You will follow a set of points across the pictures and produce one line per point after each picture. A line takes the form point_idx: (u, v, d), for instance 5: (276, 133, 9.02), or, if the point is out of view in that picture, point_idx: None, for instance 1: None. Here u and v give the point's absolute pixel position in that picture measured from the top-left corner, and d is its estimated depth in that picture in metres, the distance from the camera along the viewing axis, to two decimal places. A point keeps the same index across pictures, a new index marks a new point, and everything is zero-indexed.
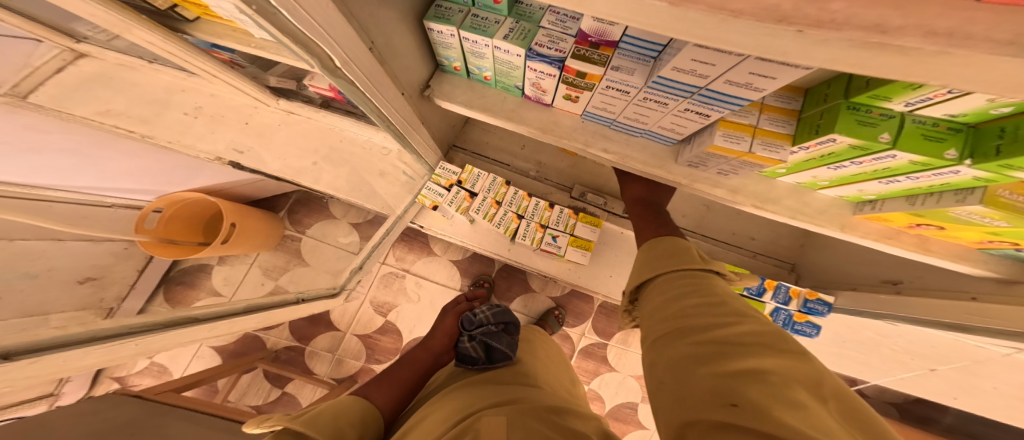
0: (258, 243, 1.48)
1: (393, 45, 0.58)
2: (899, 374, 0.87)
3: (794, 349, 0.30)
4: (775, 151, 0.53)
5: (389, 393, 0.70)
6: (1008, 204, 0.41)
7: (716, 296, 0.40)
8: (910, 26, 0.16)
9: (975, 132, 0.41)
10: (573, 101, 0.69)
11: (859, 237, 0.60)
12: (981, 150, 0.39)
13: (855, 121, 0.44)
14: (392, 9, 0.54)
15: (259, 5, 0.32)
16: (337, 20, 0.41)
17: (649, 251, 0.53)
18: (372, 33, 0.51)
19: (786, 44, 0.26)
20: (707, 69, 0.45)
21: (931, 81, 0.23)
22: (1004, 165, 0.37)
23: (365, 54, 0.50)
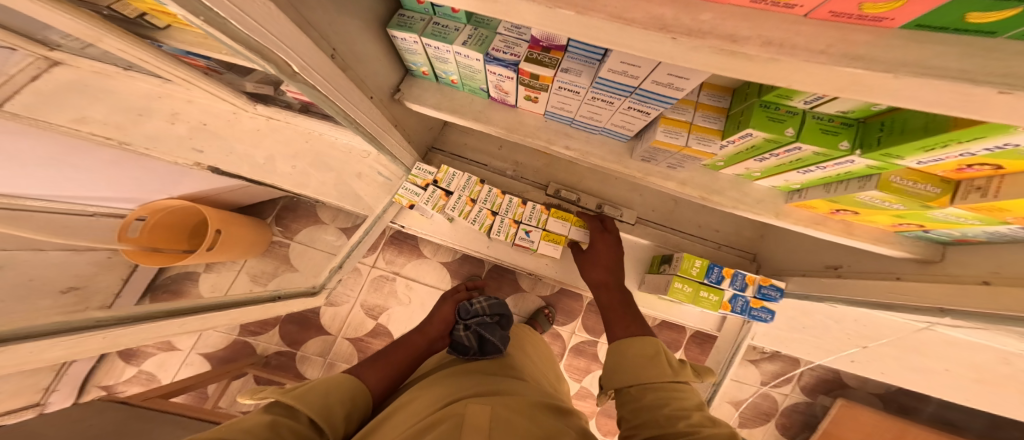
0: (245, 249, 1.50)
1: (357, 51, 0.62)
2: (840, 352, 0.95)
3: None
4: (708, 145, 0.58)
5: (382, 373, 0.70)
6: (899, 188, 0.47)
7: (684, 407, 0.43)
8: (756, 35, 0.28)
9: (864, 126, 0.47)
10: (533, 101, 0.73)
11: (791, 223, 0.66)
12: (868, 141, 0.45)
13: (766, 117, 0.49)
14: (352, 18, 0.58)
15: (207, 16, 0.34)
16: (290, 29, 0.44)
17: (622, 357, 0.56)
18: (332, 41, 0.55)
19: (669, 48, 0.33)
20: (637, 70, 0.50)
21: (777, 68, 0.29)
22: (884, 153, 0.43)
23: (324, 60, 0.53)
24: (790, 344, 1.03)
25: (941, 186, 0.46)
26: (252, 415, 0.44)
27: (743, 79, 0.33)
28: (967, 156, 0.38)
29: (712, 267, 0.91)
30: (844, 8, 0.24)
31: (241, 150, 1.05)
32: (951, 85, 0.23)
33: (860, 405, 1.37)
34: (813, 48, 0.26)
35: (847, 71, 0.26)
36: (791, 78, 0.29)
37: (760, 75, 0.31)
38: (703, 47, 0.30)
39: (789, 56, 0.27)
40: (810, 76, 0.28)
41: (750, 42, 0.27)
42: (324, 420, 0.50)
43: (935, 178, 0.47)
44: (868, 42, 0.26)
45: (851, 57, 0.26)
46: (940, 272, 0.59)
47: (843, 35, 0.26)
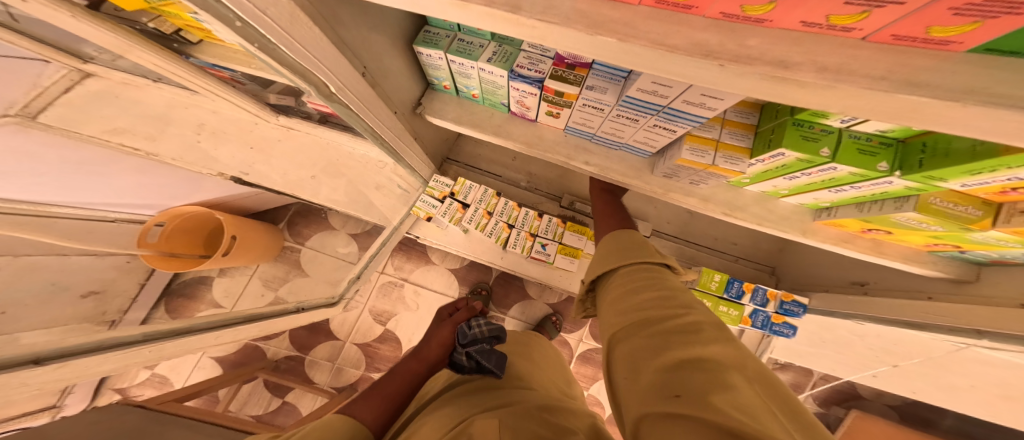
0: (258, 255, 1.52)
1: (384, 67, 0.62)
2: (873, 371, 0.93)
3: (725, 335, 0.38)
4: (735, 163, 0.57)
5: (378, 407, 0.63)
6: (939, 210, 0.47)
7: (667, 290, 0.48)
8: (809, 63, 0.28)
9: (904, 146, 0.47)
10: (555, 116, 0.73)
11: (819, 241, 0.65)
12: (908, 163, 0.44)
13: (799, 136, 0.49)
14: (382, 35, 0.58)
15: (261, 43, 0.37)
16: (332, 51, 0.45)
17: (611, 244, 0.63)
18: (366, 60, 0.56)
19: (713, 75, 0.33)
20: (668, 90, 0.50)
21: (826, 96, 0.29)
22: (926, 176, 0.43)
23: (357, 78, 0.54)
24: (809, 359, 1.01)
25: (983, 209, 0.46)
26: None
27: (789, 103, 0.33)
28: (1013, 181, 0.38)
29: (732, 281, 0.90)
30: (908, 31, 0.25)
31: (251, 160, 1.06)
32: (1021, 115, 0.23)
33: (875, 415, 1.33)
34: (872, 74, 0.27)
35: (907, 99, 0.26)
36: (842, 103, 0.30)
37: (810, 102, 0.31)
38: (749, 73, 0.31)
39: (846, 83, 0.27)
40: (865, 103, 0.28)
41: (804, 69, 0.28)
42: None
43: (977, 199, 0.46)
44: (927, 66, 0.26)
45: (912, 84, 0.26)
46: (973, 294, 0.58)
47: (902, 61, 0.27)
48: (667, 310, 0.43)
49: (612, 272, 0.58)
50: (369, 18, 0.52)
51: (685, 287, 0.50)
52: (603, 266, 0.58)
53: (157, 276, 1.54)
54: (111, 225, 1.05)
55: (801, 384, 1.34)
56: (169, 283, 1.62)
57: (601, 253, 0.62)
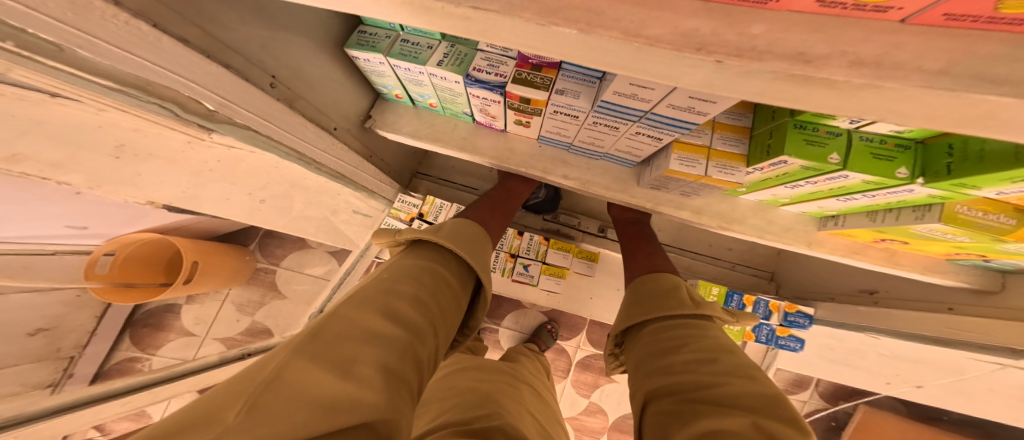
0: (229, 276, 1.34)
1: (308, 74, 0.52)
2: (900, 388, 0.84)
3: (783, 415, 0.30)
4: (730, 173, 0.50)
5: (501, 225, 0.69)
6: (967, 221, 0.40)
7: (709, 349, 0.40)
8: (836, 56, 0.20)
9: (924, 149, 0.40)
10: (525, 126, 0.65)
11: (826, 253, 0.58)
12: (932, 168, 0.37)
13: (803, 140, 0.42)
14: (297, 34, 0.47)
15: (34, 44, 0.22)
16: (196, 60, 0.33)
17: (638, 295, 0.57)
18: (271, 66, 0.45)
19: (707, 76, 0.25)
20: (649, 93, 0.42)
21: (855, 99, 0.21)
22: (956, 183, 0.35)
23: (253, 90, 0.41)
24: (817, 369, 0.95)
25: (1017, 217, 0.39)
26: (258, 380, 0.24)
27: (802, 110, 0.25)
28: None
29: (731, 294, 0.83)
30: (968, 9, 0.16)
31: (199, 187, 0.68)
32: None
33: (888, 407, 1.21)
34: (927, 66, 0.19)
35: (980, 101, 0.18)
36: (880, 107, 0.22)
37: (833, 106, 0.23)
38: (753, 72, 0.23)
39: (894, 80, 0.19)
40: (914, 107, 0.20)
41: (832, 62, 0.20)
42: (418, 369, 0.33)
43: (1006, 205, 0.40)
44: (1010, 55, 0.18)
45: (987, 78, 0.17)
46: (998, 305, 0.53)
47: (965, 46, 0.19)
48: (702, 376, 0.36)
49: (642, 327, 0.51)
50: (269, 16, 0.42)
51: (732, 343, 0.42)
52: (631, 318, 0.52)
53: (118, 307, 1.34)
54: (50, 258, 0.90)
55: (806, 380, 1.25)
56: (132, 314, 1.43)
57: (630, 303, 0.56)
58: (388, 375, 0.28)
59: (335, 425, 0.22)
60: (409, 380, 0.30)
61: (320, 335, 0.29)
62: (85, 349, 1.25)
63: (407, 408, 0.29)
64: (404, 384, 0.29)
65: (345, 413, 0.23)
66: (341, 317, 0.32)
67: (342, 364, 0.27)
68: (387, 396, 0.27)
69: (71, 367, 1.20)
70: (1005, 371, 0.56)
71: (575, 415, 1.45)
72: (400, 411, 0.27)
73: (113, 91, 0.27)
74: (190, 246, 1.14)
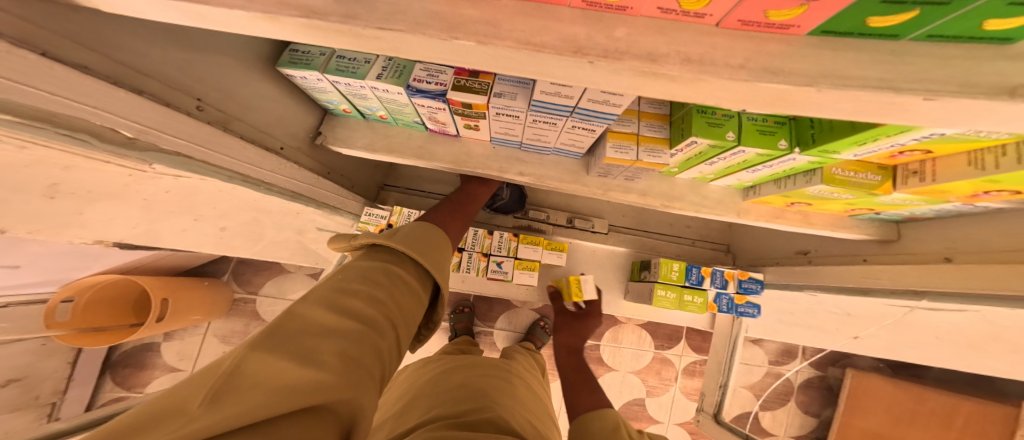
0: (205, 311, 1.31)
1: (242, 96, 0.52)
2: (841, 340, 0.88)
3: None
4: (658, 156, 0.56)
5: (463, 227, 0.71)
6: (843, 180, 0.49)
7: None
8: (673, 55, 0.25)
9: (795, 123, 0.50)
10: (474, 129, 0.68)
11: (753, 220, 0.66)
12: (803, 138, 0.48)
13: (706, 123, 0.51)
14: (227, 56, 0.47)
15: None
16: (103, 89, 0.31)
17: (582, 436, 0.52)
18: (195, 89, 0.43)
19: (591, 75, 0.29)
20: (569, 90, 0.48)
21: (700, 86, 0.26)
22: (822, 150, 0.46)
23: (177, 116, 0.39)
24: (775, 331, 1.02)
25: (880, 174, 0.49)
26: (214, 374, 0.25)
27: (672, 98, 0.30)
28: (898, 145, 0.42)
29: (691, 268, 0.88)
30: (752, 16, 0.23)
31: (157, 218, 0.67)
32: (873, 96, 0.24)
33: (869, 368, 1.28)
34: (732, 63, 0.25)
35: (770, 87, 0.25)
36: (716, 95, 0.27)
37: (689, 95, 0.29)
38: (621, 70, 0.27)
39: (710, 74, 0.24)
40: (736, 93, 0.26)
41: (670, 60, 0.25)
42: (379, 358, 0.35)
43: (873, 165, 0.50)
44: (782, 52, 0.25)
45: (771, 71, 0.24)
46: (900, 251, 0.60)
47: (758, 47, 0.25)
48: None
49: None
50: (188, 41, 0.40)
51: None
52: None
53: (90, 351, 1.28)
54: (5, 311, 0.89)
55: (793, 351, 1.37)
56: (109, 355, 1.36)
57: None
58: (347, 361, 0.31)
59: (298, 404, 0.25)
60: (369, 365, 0.33)
61: (275, 332, 0.30)
62: (63, 397, 1.19)
63: (369, 389, 0.32)
64: (363, 370, 0.32)
65: (306, 394, 0.26)
66: (294, 316, 0.33)
67: (299, 355, 0.29)
68: (347, 379, 0.30)
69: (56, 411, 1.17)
70: (916, 311, 0.61)
71: None
72: (361, 391, 0.31)
73: (25, 126, 0.24)
74: (156, 282, 1.10)
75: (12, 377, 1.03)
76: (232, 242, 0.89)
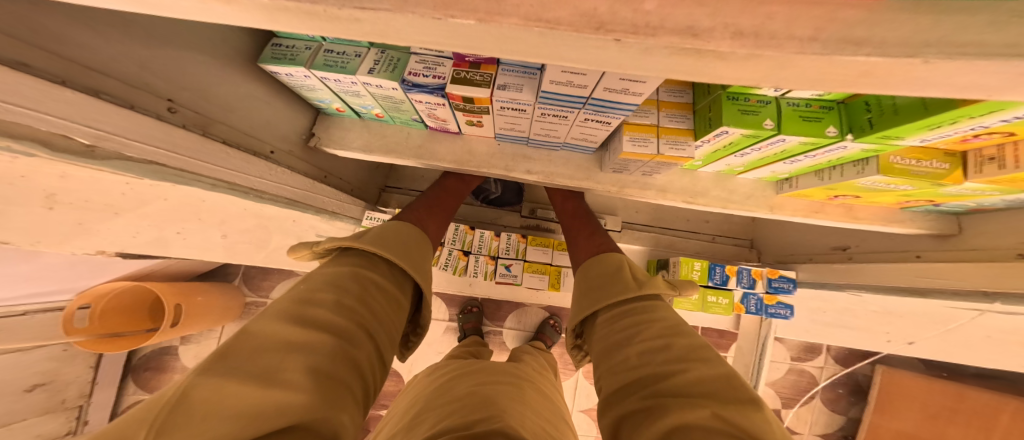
0: (218, 317, 1.29)
1: (222, 96, 0.47)
2: (886, 337, 0.80)
3: (740, 397, 0.32)
4: (682, 148, 0.51)
5: (440, 223, 0.68)
6: (903, 170, 0.43)
7: (657, 333, 0.42)
8: (722, 28, 0.19)
9: (845, 107, 0.44)
10: (478, 126, 0.63)
11: (788, 216, 0.60)
12: (856, 124, 0.42)
13: (738, 111, 0.45)
14: (197, 53, 0.43)
15: None
16: (46, 89, 0.27)
17: (585, 283, 0.57)
18: (162, 88, 0.39)
19: (615, 56, 0.24)
20: (583, 78, 0.42)
21: (755, 62, 0.21)
22: (881, 136, 0.40)
23: (142, 118, 0.35)
24: (805, 333, 0.96)
25: (947, 161, 0.43)
26: (157, 404, 0.23)
27: (712, 82, 0.25)
28: (977, 129, 0.35)
29: (715, 266, 0.82)
30: None
31: (153, 227, 0.64)
32: (995, 67, 0.17)
33: (906, 366, 1.21)
34: (798, 34, 0.19)
35: (851, 63, 0.18)
36: (773, 76, 0.22)
37: (735, 77, 0.23)
38: (655, 47, 0.21)
39: (771, 50, 0.19)
40: (798, 69, 0.21)
41: (719, 34, 0.19)
42: (357, 372, 0.34)
43: (937, 152, 0.43)
44: (861, 21, 0.18)
45: (849, 42, 0.18)
46: (961, 246, 0.54)
47: (827, 14, 0.18)
48: (657, 365, 0.38)
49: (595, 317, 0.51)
50: (144, 34, 0.36)
51: (679, 318, 0.45)
52: (583, 311, 0.51)
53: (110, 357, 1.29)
54: (23, 318, 0.90)
55: (819, 346, 1.26)
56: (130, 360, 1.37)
57: (580, 294, 0.55)
58: (318, 377, 0.29)
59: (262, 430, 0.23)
60: (343, 380, 0.32)
61: (228, 354, 0.28)
62: (90, 399, 1.22)
63: (345, 402, 0.31)
64: (337, 383, 0.31)
65: (272, 419, 0.24)
66: (253, 332, 0.30)
67: (261, 375, 0.27)
68: (316, 395, 0.28)
69: (83, 415, 1.19)
70: (986, 316, 0.54)
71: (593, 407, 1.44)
72: (337, 406, 0.29)
73: None
74: (168, 290, 1.09)
75: (39, 381, 1.05)
76: (237, 249, 0.87)
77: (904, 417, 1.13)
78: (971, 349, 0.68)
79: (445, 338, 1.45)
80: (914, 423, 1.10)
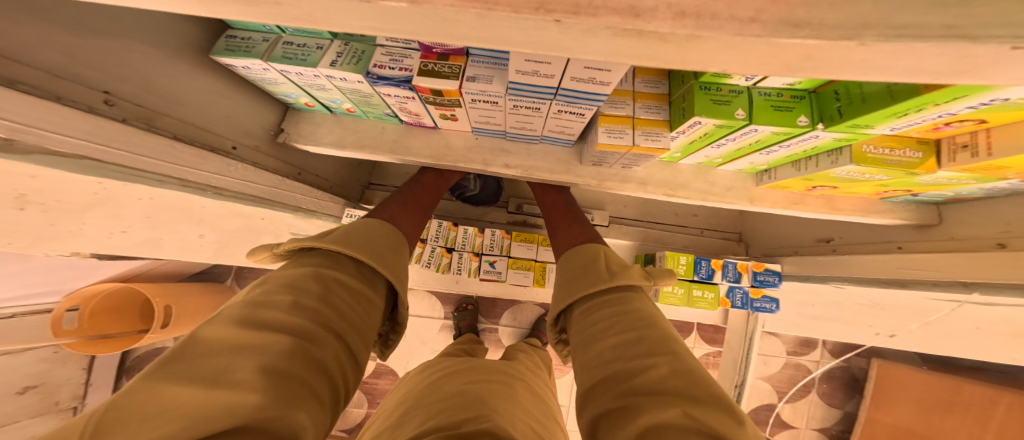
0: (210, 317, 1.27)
1: (168, 89, 0.46)
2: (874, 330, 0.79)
3: (702, 395, 0.31)
4: (657, 139, 0.49)
5: (416, 219, 0.65)
6: (876, 159, 0.42)
7: (631, 326, 0.41)
8: (662, 8, 0.17)
9: (816, 96, 0.43)
10: (453, 119, 0.61)
11: (768, 208, 0.59)
12: (827, 113, 0.40)
13: (710, 101, 0.44)
14: (138, 44, 0.41)
15: None
16: None
17: (563, 275, 0.55)
18: (99, 81, 0.37)
19: (560, 39, 0.22)
20: (548, 68, 0.41)
21: (702, 44, 0.19)
22: (851, 125, 0.38)
23: (68, 111, 0.33)
24: (792, 327, 0.96)
25: (920, 149, 0.41)
26: (90, 416, 0.22)
27: (664, 66, 0.23)
28: (944, 116, 0.34)
29: (700, 260, 0.81)
30: None
31: (125, 228, 0.62)
32: (939, 48, 0.16)
33: (897, 359, 1.21)
34: (740, 14, 0.17)
35: (790, 45, 0.17)
36: (724, 59, 0.20)
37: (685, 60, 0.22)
38: (594, 28, 0.19)
39: (711, 31, 0.17)
40: (745, 51, 0.19)
41: (658, 14, 0.17)
42: (320, 370, 0.32)
43: (911, 140, 0.42)
44: None
45: (791, 23, 0.16)
46: (940, 237, 0.53)
47: None
48: (628, 359, 0.36)
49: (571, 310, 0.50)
50: (67, 22, 0.34)
51: (653, 311, 0.44)
52: (562, 303, 0.50)
53: None
54: (3, 321, 0.89)
55: (811, 340, 1.26)
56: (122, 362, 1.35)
57: (559, 286, 0.54)
58: (275, 375, 0.28)
59: (204, 430, 0.22)
60: (305, 378, 0.30)
61: (177, 360, 0.27)
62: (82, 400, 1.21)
63: (306, 402, 0.29)
64: (298, 382, 0.29)
65: (217, 420, 0.23)
66: (200, 340, 0.29)
67: (209, 378, 0.26)
68: (272, 394, 0.26)
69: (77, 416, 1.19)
70: (968, 308, 0.53)
71: None
72: (296, 404, 0.27)
73: None
74: (156, 290, 1.08)
75: (27, 384, 1.04)
76: (219, 249, 0.85)
77: (896, 410, 1.14)
78: (956, 341, 0.68)
79: (438, 336, 1.45)
80: (906, 416, 1.11)
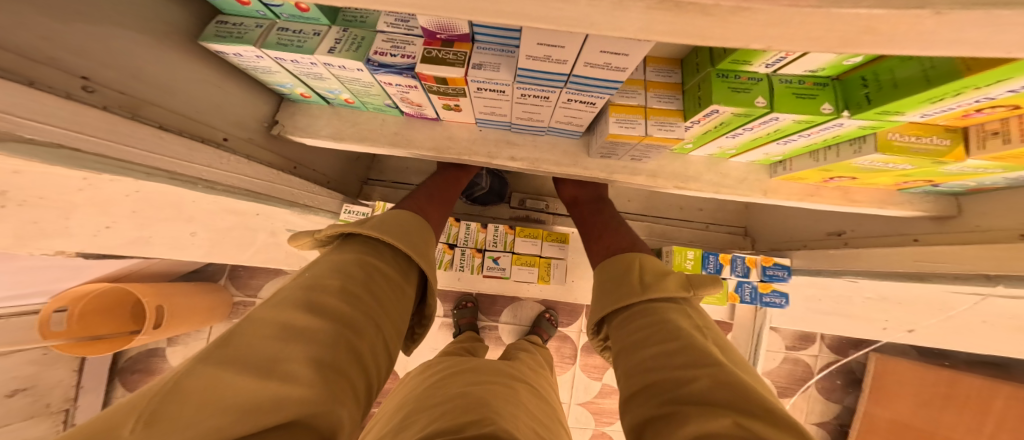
0: (205, 318, 1.23)
1: (150, 77, 0.42)
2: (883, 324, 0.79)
3: (755, 407, 0.28)
4: (670, 129, 0.47)
5: (440, 213, 0.63)
6: (902, 148, 0.41)
7: (671, 336, 0.39)
8: None
9: (839, 83, 0.41)
10: (456, 110, 0.59)
11: (782, 200, 0.58)
12: (853, 100, 0.39)
13: (729, 88, 0.42)
14: (111, 25, 0.37)
15: None
16: None
17: (602, 282, 0.54)
18: (73, 64, 0.34)
19: (584, 12, 0.20)
20: (562, 53, 0.38)
21: (748, 16, 0.17)
22: (879, 112, 0.37)
23: (44, 97, 0.30)
24: (796, 321, 0.96)
25: (948, 137, 0.40)
26: (153, 389, 0.20)
27: (697, 45, 0.21)
28: (979, 102, 0.33)
29: (709, 254, 0.80)
30: None
31: (109, 226, 0.59)
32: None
33: (896, 352, 1.22)
34: None
35: (850, 16, 0.14)
36: (772, 33, 0.18)
37: (723, 35, 0.19)
38: None
39: (762, 1, 0.15)
40: (796, 23, 0.17)
41: None
42: (358, 364, 0.30)
43: (938, 127, 0.41)
44: None
45: None
46: (961, 228, 0.52)
47: None
48: (672, 369, 0.35)
49: (612, 319, 0.49)
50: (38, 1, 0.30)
51: (691, 323, 0.41)
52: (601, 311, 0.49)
53: None
54: None
55: (812, 334, 1.27)
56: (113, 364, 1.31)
57: (600, 290, 0.53)
58: (324, 369, 0.26)
59: (257, 425, 0.20)
60: (348, 375, 0.28)
61: (232, 340, 0.25)
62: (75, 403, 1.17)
63: (345, 397, 0.27)
64: (342, 378, 0.27)
65: (268, 412, 0.21)
66: (256, 320, 0.28)
67: (262, 364, 0.24)
68: (320, 390, 0.25)
69: (70, 419, 1.15)
70: (989, 300, 0.52)
71: (589, 399, 1.43)
72: (338, 402, 0.26)
73: None
74: (147, 289, 1.04)
75: (15, 388, 1.00)
76: (211, 247, 0.82)
77: (897, 402, 1.14)
78: (964, 333, 0.67)
79: (439, 334, 1.43)
80: (907, 410, 1.11)
